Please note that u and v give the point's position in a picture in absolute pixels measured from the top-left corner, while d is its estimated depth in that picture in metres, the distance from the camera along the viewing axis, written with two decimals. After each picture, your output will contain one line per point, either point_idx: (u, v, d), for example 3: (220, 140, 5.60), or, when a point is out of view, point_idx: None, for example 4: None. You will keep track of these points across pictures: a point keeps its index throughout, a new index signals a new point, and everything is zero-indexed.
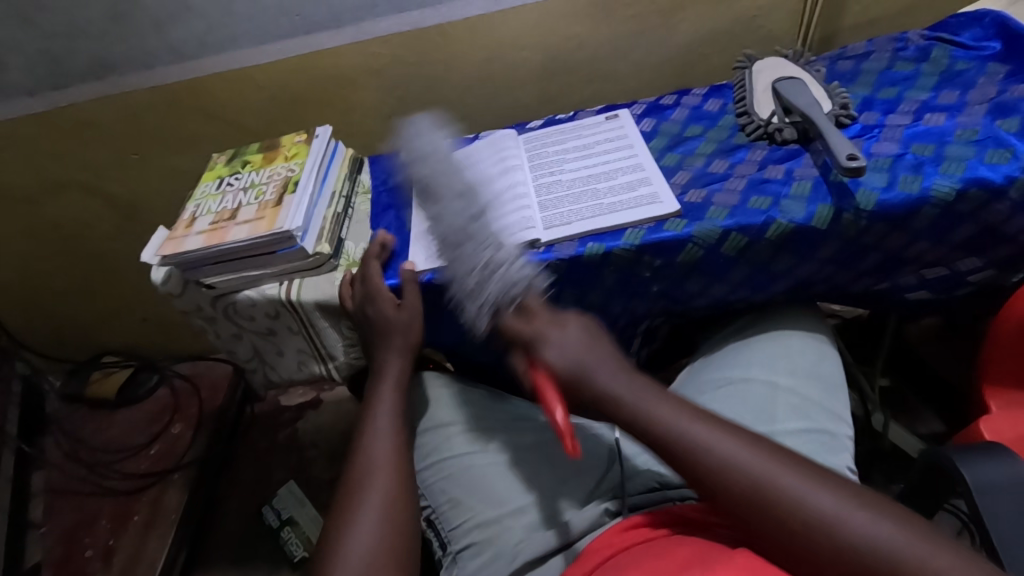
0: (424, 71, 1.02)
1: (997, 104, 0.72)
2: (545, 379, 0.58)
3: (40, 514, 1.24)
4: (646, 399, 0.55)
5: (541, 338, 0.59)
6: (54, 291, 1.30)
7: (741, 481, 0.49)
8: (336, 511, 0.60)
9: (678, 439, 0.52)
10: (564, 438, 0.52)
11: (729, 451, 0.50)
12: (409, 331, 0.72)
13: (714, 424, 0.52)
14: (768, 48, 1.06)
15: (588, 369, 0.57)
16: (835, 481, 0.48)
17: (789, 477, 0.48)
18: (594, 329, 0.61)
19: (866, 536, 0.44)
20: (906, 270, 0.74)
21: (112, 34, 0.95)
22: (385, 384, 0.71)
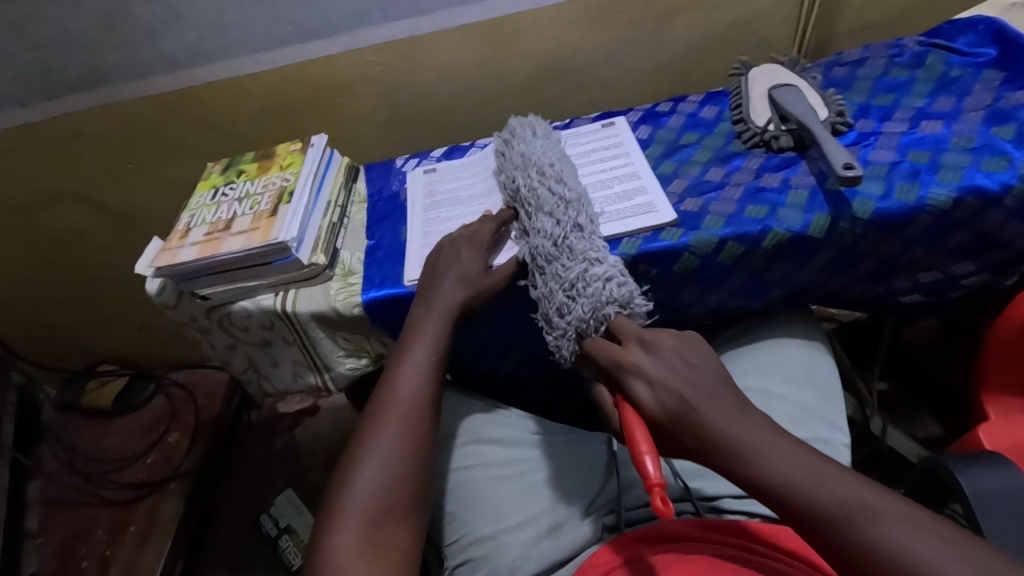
0: (419, 78, 1.01)
1: (993, 111, 0.71)
2: (633, 417, 0.49)
3: (36, 525, 1.24)
4: (745, 435, 0.46)
5: (632, 367, 0.51)
6: (49, 300, 1.30)
7: (867, 556, 0.40)
8: (346, 458, 0.59)
9: (773, 480, 0.44)
10: (653, 496, 0.43)
11: (855, 518, 0.41)
12: (469, 271, 0.69)
13: (816, 461, 0.45)
14: (763, 53, 1.06)
15: (684, 400, 0.48)
16: (983, 553, 0.39)
17: (909, 536, 0.40)
18: (692, 345, 0.51)
19: None
20: (903, 276, 0.74)
21: (104, 43, 0.94)
22: (423, 325, 0.67)
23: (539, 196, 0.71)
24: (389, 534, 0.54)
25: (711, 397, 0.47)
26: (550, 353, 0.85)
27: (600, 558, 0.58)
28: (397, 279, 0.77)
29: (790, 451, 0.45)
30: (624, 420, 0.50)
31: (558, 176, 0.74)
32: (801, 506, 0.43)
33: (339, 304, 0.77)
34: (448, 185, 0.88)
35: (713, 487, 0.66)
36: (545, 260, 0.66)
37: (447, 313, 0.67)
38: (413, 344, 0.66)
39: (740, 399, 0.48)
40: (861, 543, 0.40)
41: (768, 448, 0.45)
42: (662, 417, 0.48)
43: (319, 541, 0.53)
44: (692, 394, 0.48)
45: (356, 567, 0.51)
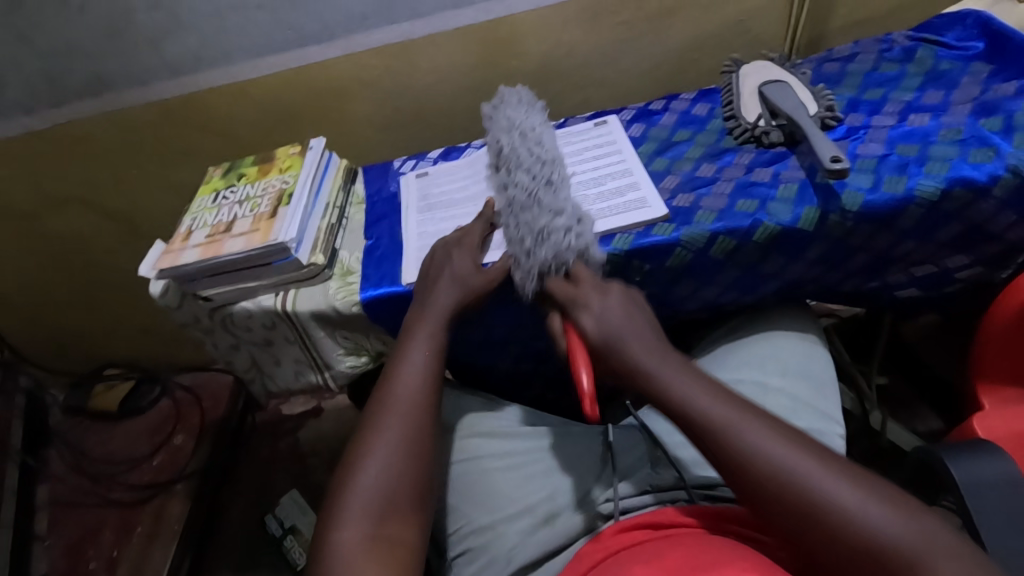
0: (415, 81, 1.03)
1: (981, 103, 0.72)
2: (577, 343, 0.62)
3: (44, 527, 1.26)
4: (682, 385, 0.55)
5: (580, 304, 0.62)
6: (56, 305, 1.32)
7: (765, 473, 0.49)
8: (348, 456, 0.60)
9: (705, 419, 0.53)
10: (586, 402, 0.56)
11: (752, 439, 0.51)
12: (462, 269, 0.71)
13: (747, 408, 0.53)
14: (757, 51, 1.06)
15: (619, 343, 0.59)
16: (871, 482, 0.48)
17: (806, 464, 0.49)
18: (630, 299, 0.62)
19: (871, 522, 0.45)
20: (895, 269, 0.75)
21: (107, 51, 0.96)
22: (420, 324, 0.68)
23: (514, 166, 0.76)
24: (394, 528, 0.55)
25: (656, 356, 0.57)
26: (547, 349, 0.86)
27: (590, 548, 0.60)
28: (394, 278, 0.78)
29: (718, 397, 0.54)
30: (568, 345, 0.63)
31: (539, 140, 0.79)
32: (718, 440, 0.52)
33: (338, 303, 0.78)
34: (442, 188, 0.89)
35: (712, 477, 0.66)
36: (517, 210, 0.72)
37: (444, 312, 0.69)
38: (410, 343, 0.67)
39: (681, 361, 0.57)
40: (762, 460, 0.49)
41: (701, 392, 0.54)
42: (596, 350, 0.60)
43: (325, 538, 0.54)
44: (628, 340, 0.59)
45: (362, 562, 0.52)
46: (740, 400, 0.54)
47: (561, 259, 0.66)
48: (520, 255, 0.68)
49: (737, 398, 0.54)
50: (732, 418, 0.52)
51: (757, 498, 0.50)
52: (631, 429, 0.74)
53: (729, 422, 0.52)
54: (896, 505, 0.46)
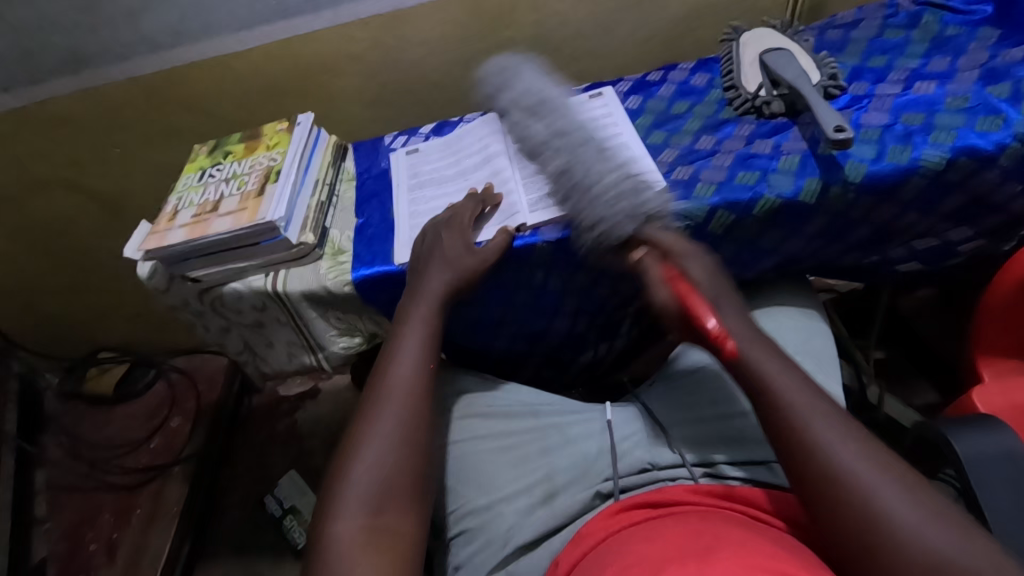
0: (406, 54, 1.00)
1: (988, 69, 0.70)
2: (688, 290, 0.59)
3: (43, 511, 1.25)
4: (767, 364, 0.54)
5: (683, 252, 0.62)
6: (45, 289, 1.30)
7: (823, 471, 0.48)
8: (344, 445, 0.59)
9: (782, 407, 0.52)
10: (724, 340, 0.56)
11: (819, 432, 0.50)
12: (452, 252, 0.70)
13: (819, 403, 0.52)
14: (757, 19, 1.03)
15: (720, 303, 0.59)
16: (928, 493, 0.46)
17: (869, 475, 0.47)
18: (720, 268, 0.63)
19: (929, 539, 0.43)
20: (896, 242, 0.74)
21: (85, 24, 0.93)
22: (415, 309, 0.67)
23: (557, 120, 0.72)
24: (390, 519, 0.54)
25: (750, 330, 0.57)
26: (542, 327, 0.85)
27: (591, 527, 0.59)
28: (385, 257, 0.77)
29: (801, 387, 0.53)
30: (681, 293, 0.59)
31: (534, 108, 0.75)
32: (785, 426, 0.51)
33: (329, 283, 0.76)
34: (433, 163, 0.87)
35: (710, 454, 0.65)
36: (580, 159, 0.68)
37: (439, 296, 0.68)
38: (406, 329, 0.66)
39: (769, 344, 0.57)
40: (824, 457, 0.48)
41: (783, 376, 0.53)
42: (709, 299, 0.59)
43: (322, 530, 0.53)
44: (726, 305, 0.59)
45: (360, 556, 0.51)
46: (827, 399, 0.52)
47: (662, 209, 0.65)
48: (618, 217, 0.64)
49: (821, 392, 0.53)
50: (802, 406, 0.51)
51: (809, 492, 0.49)
52: (628, 410, 0.74)
53: (803, 410, 0.51)
54: (948, 520, 0.45)
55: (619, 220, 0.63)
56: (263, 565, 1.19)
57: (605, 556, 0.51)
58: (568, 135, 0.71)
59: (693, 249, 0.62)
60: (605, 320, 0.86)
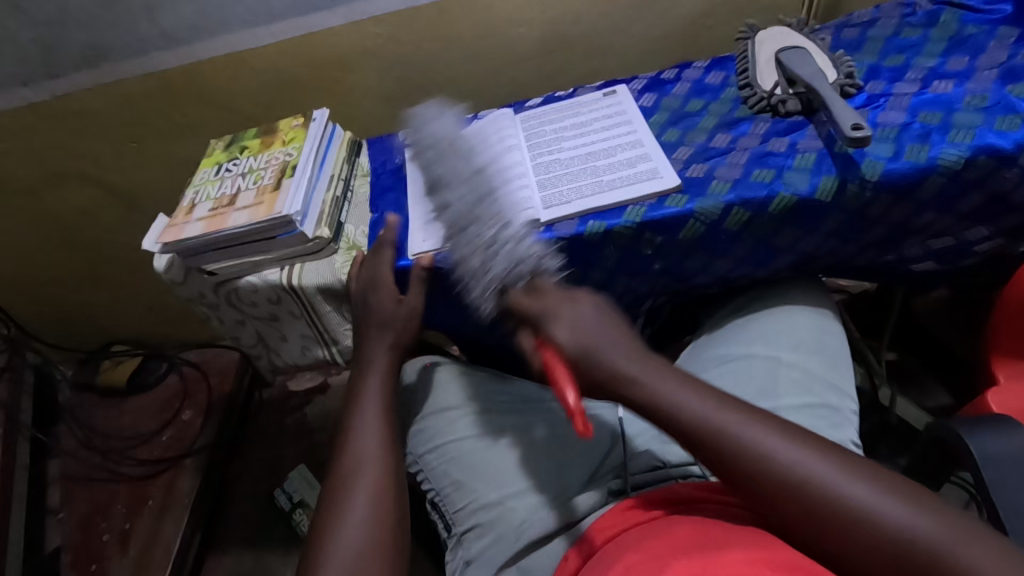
0: (420, 50, 1.00)
1: (1007, 69, 0.69)
2: (554, 357, 0.58)
3: (57, 501, 1.27)
4: (674, 390, 0.55)
5: (550, 315, 0.59)
6: (60, 281, 1.31)
7: (766, 471, 0.49)
8: (320, 521, 0.58)
9: (705, 425, 0.52)
10: (574, 417, 0.52)
11: (749, 434, 0.51)
12: (383, 314, 0.72)
13: (741, 407, 0.53)
14: (772, 17, 1.03)
15: (594, 352, 0.58)
16: (867, 468, 0.48)
17: (814, 464, 0.48)
18: (602, 309, 0.61)
19: (886, 514, 0.45)
20: (912, 241, 0.73)
21: (104, 19, 0.94)
22: (366, 380, 0.70)
23: (450, 167, 0.73)
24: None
25: (653, 368, 0.57)
26: None
27: (601, 523, 0.58)
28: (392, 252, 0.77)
29: (714, 400, 0.53)
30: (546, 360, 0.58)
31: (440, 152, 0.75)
32: (716, 440, 0.51)
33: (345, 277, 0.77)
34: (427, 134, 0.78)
35: None
36: (461, 224, 0.68)
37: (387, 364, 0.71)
38: (361, 401, 0.68)
39: (672, 372, 0.57)
40: (761, 459, 0.49)
41: (692, 397, 0.54)
42: (575, 359, 0.58)
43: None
44: (611, 347, 0.58)
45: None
46: (743, 403, 0.54)
47: (520, 267, 0.64)
48: (480, 284, 0.65)
49: (732, 400, 0.54)
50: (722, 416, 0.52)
51: (761, 498, 0.49)
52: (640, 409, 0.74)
53: (724, 419, 0.52)
54: (894, 493, 0.46)
55: (478, 298, 0.65)
56: (273, 557, 1.20)
57: (615, 554, 0.51)
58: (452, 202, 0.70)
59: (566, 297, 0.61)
60: None
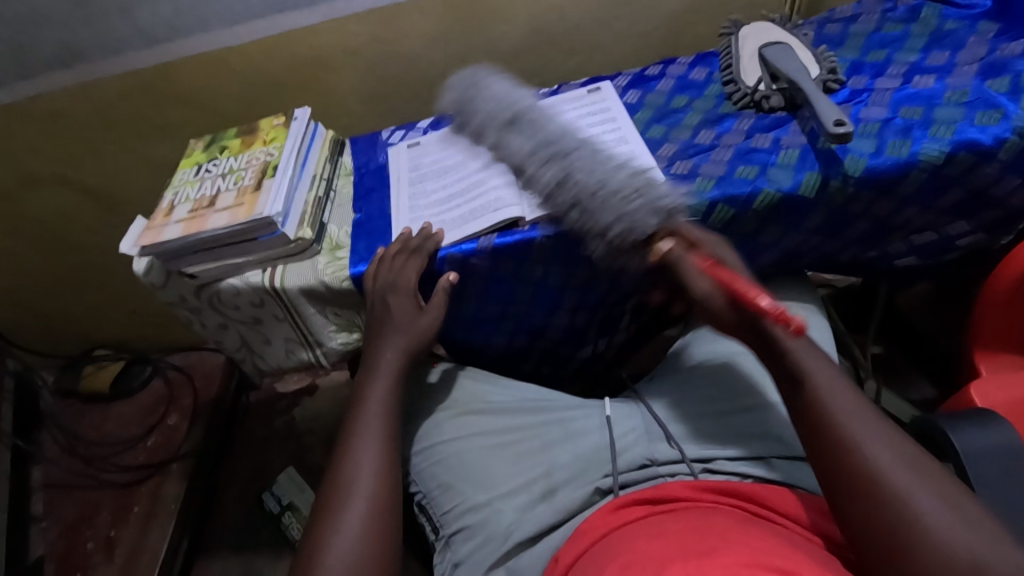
0: (402, 48, 0.99)
1: (987, 63, 0.70)
2: (731, 276, 0.59)
3: (40, 509, 1.25)
4: (805, 356, 0.55)
5: (714, 245, 0.64)
6: (38, 286, 1.29)
7: (853, 462, 0.49)
8: (312, 533, 0.59)
9: (813, 399, 0.53)
10: (759, 295, 0.53)
11: (855, 430, 0.50)
12: (405, 320, 0.71)
13: (855, 397, 0.53)
14: (757, 13, 1.03)
15: (750, 288, 0.60)
16: (958, 498, 0.46)
17: (901, 472, 0.47)
18: (742, 267, 0.64)
19: (955, 541, 0.43)
20: (895, 236, 0.74)
21: (78, 18, 0.92)
22: (372, 386, 0.69)
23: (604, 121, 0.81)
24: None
25: (776, 317, 0.58)
26: (541, 323, 0.84)
27: (590, 524, 0.58)
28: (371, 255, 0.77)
29: (838, 384, 0.54)
30: (722, 278, 0.59)
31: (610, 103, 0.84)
32: (821, 415, 0.52)
33: (328, 278, 0.76)
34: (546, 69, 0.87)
35: (712, 449, 0.65)
36: (631, 144, 0.74)
37: (397, 363, 0.70)
38: (365, 405, 0.67)
39: (798, 333, 0.58)
40: (855, 455, 0.49)
41: (821, 369, 0.55)
42: (744, 285, 0.60)
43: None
44: None
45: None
46: (863, 399, 0.53)
47: (683, 204, 0.67)
48: (642, 189, 0.66)
49: (855, 390, 0.54)
50: (837, 405, 0.52)
51: (836, 482, 0.50)
52: (628, 406, 0.73)
53: (834, 410, 0.52)
54: (979, 526, 0.44)
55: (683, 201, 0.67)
56: (261, 562, 1.19)
57: (605, 556, 0.50)
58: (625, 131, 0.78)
59: (733, 258, 0.64)
60: (605, 316, 0.86)
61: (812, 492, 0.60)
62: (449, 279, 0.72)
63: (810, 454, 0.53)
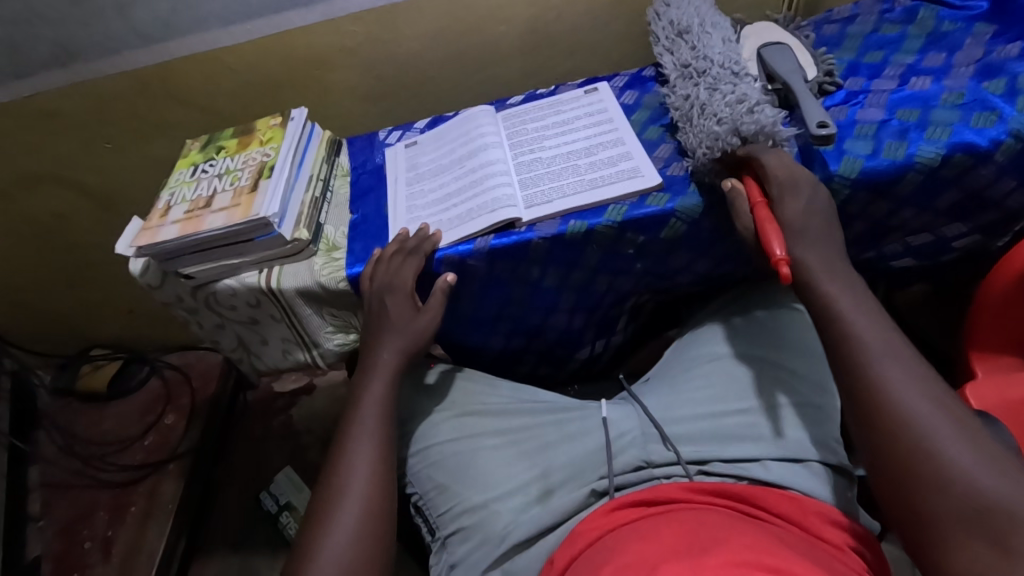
0: (399, 48, 0.99)
1: (984, 65, 0.70)
2: (766, 218, 0.61)
3: (37, 508, 1.25)
4: (845, 300, 0.57)
5: (788, 180, 0.62)
6: (35, 285, 1.28)
7: (883, 401, 0.51)
8: (309, 529, 0.60)
9: (851, 340, 0.55)
10: (780, 265, 0.58)
11: (888, 371, 0.52)
12: (400, 320, 0.70)
13: (893, 341, 0.54)
14: (755, 14, 1.02)
15: (806, 233, 0.60)
16: (983, 440, 0.48)
17: (928, 415, 0.50)
18: (825, 199, 0.62)
19: (973, 477, 0.46)
20: (891, 238, 0.74)
21: (73, 17, 0.92)
22: (369, 386, 0.69)
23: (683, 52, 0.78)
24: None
25: (825, 263, 0.59)
26: (538, 324, 0.84)
27: (586, 525, 0.58)
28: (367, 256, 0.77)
29: (878, 327, 0.55)
30: (756, 217, 0.62)
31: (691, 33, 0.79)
32: (855, 357, 0.54)
33: (324, 279, 0.76)
34: (682, 11, 0.82)
35: (706, 451, 0.65)
36: (711, 84, 0.71)
37: (392, 365, 0.70)
38: (363, 403, 0.68)
39: (848, 279, 0.59)
40: (887, 395, 0.51)
41: (860, 313, 0.56)
42: (790, 228, 0.61)
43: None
44: (814, 234, 0.60)
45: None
46: (904, 342, 0.54)
47: (771, 132, 0.65)
48: (709, 140, 0.67)
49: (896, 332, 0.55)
50: (875, 346, 0.54)
51: (865, 419, 0.52)
52: (624, 408, 0.73)
53: (871, 352, 0.54)
54: (1000, 467, 0.46)
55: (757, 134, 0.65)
56: (259, 561, 1.19)
57: (600, 557, 0.51)
58: (708, 65, 0.74)
59: (795, 176, 0.62)
60: (602, 317, 0.86)
61: (803, 492, 0.61)
62: (446, 280, 0.72)
63: (841, 394, 0.55)
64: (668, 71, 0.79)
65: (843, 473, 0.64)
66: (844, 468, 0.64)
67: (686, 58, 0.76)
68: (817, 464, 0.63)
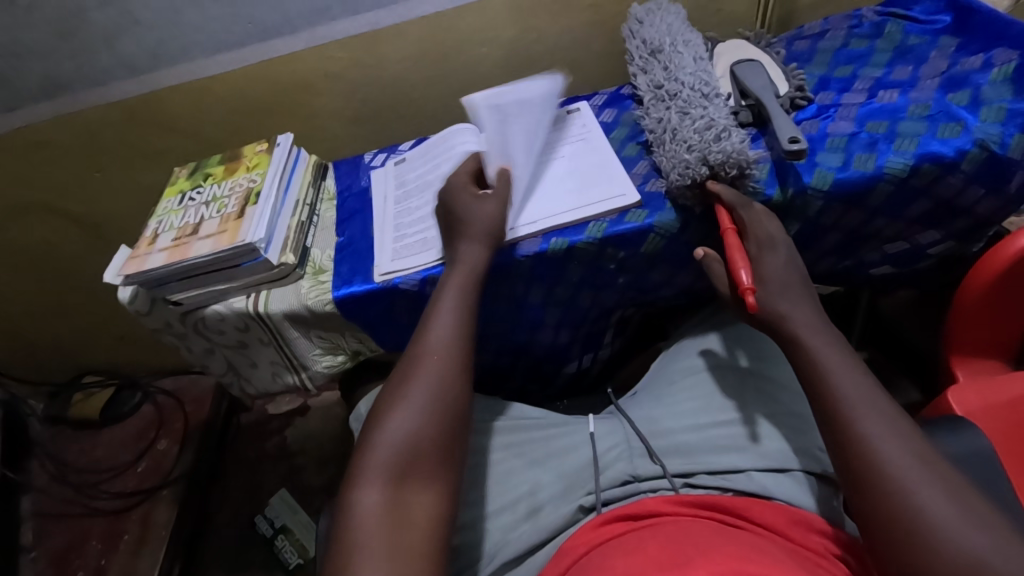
0: (384, 72, 1.01)
1: (948, 77, 0.72)
2: (736, 246, 0.64)
3: (30, 539, 1.24)
4: (827, 353, 0.56)
5: (765, 240, 0.64)
6: (26, 315, 1.29)
7: (867, 459, 0.50)
8: (374, 408, 0.59)
9: (833, 395, 0.54)
10: (746, 294, 0.60)
11: (870, 427, 0.51)
12: (485, 214, 0.69)
13: (874, 395, 0.53)
14: (731, 30, 1.05)
15: (784, 284, 0.61)
16: (969, 498, 0.47)
17: (913, 473, 0.49)
18: (798, 264, 0.63)
19: (961, 537, 0.45)
20: (867, 246, 0.75)
21: (61, 50, 0.93)
22: (451, 275, 0.66)
23: (655, 73, 0.80)
24: (414, 501, 0.52)
25: (802, 315, 0.59)
26: (525, 340, 0.85)
27: (573, 542, 0.58)
28: (353, 277, 0.78)
29: (859, 381, 0.54)
30: (727, 245, 0.65)
31: (663, 55, 0.81)
32: (837, 413, 0.53)
33: (310, 302, 0.77)
34: (655, 31, 0.84)
35: (692, 463, 0.66)
36: (682, 108, 0.73)
37: (474, 262, 0.67)
38: (442, 294, 0.65)
39: (834, 335, 0.59)
40: (866, 448, 0.51)
41: (842, 368, 0.55)
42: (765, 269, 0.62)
43: (346, 497, 0.53)
44: (795, 288, 0.61)
45: (378, 527, 0.50)
46: (886, 396, 0.54)
47: (738, 159, 0.66)
48: (681, 166, 0.68)
49: (877, 387, 0.54)
50: (861, 404, 0.53)
51: (849, 477, 0.51)
52: (612, 421, 0.74)
53: (854, 405, 0.53)
54: (987, 526, 0.45)
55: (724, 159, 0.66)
56: None
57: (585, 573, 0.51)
58: (679, 87, 0.76)
59: (772, 236, 0.64)
60: (588, 331, 0.87)
61: (788, 501, 0.61)
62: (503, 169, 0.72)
63: (829, 450, 0.54)
64: (643, 91, 0.80)
65: (827, 482, 0.64)
66: (828, 476, 0.64)
67: (659, 79, 0.78)
68: (801, 472, 0.64)
